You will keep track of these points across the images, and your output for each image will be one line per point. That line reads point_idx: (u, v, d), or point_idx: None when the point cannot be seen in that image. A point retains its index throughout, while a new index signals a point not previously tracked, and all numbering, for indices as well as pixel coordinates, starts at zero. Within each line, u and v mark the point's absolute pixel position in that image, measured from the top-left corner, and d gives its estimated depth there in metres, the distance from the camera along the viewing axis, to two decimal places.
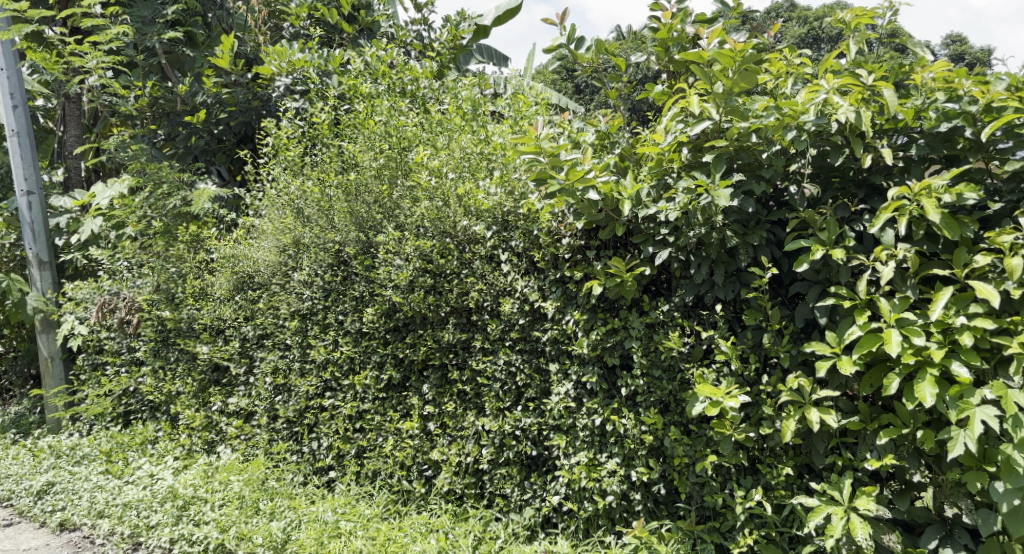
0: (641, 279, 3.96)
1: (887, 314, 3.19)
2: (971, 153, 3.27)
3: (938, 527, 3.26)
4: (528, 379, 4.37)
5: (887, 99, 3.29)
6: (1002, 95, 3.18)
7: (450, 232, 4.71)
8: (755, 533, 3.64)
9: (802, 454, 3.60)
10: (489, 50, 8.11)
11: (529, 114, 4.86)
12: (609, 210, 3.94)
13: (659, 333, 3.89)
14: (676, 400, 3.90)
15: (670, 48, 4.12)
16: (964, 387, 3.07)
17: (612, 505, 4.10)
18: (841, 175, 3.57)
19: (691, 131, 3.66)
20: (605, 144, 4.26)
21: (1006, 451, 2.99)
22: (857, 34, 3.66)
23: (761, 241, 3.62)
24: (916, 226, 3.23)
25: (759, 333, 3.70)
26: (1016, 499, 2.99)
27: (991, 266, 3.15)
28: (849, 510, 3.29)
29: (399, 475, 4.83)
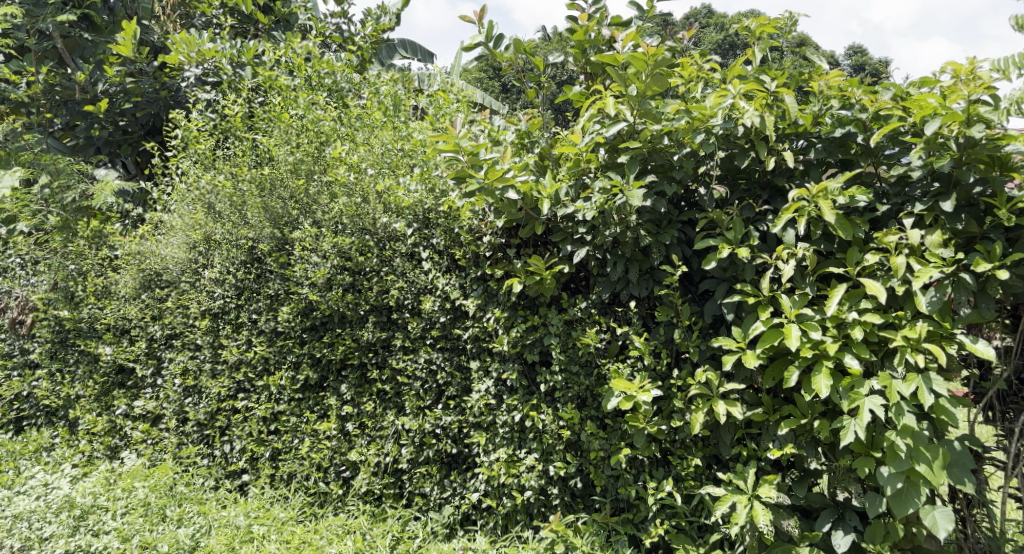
0: (560, 277, 4.01)
1: (788, 310, 3.34)
2: (862, 158, 3.46)
3: (832, 511, 3.43)
4: (449, 377, 4.37)
5: (788, 105, 3.43)
6: (888, 104, 3.38)
7: (369, 229, 4.67)
8: (666, 523, 3.74)
9: (711, 445, 3.71)
10: (414, 46, 8.03)
11: (450, 111, 4.84)
12: (528, 209, 3.97)
13: (577, 330, 3.95)
14: (593, 395, 3.96)
15: (587, 51, 4.19)
16: (855, 378, 3.25)
17: (530, 501, 4.13)
18: (747, 177, 3.70)
19: (607, 132, 3.73)
20: (525, 143, 4.25)
21: (891, 437, 3.18)
22: (761, 42, 3.81)
23: (672, 240, 3.73)
24: (814, 226, 3.38)
25: (671, 329, 3.80)
26: (899, 483, 3.17)
27: (879, 264, 3.33)
28: (753, 498, 3.42)
29: (315, 477, 4.76)
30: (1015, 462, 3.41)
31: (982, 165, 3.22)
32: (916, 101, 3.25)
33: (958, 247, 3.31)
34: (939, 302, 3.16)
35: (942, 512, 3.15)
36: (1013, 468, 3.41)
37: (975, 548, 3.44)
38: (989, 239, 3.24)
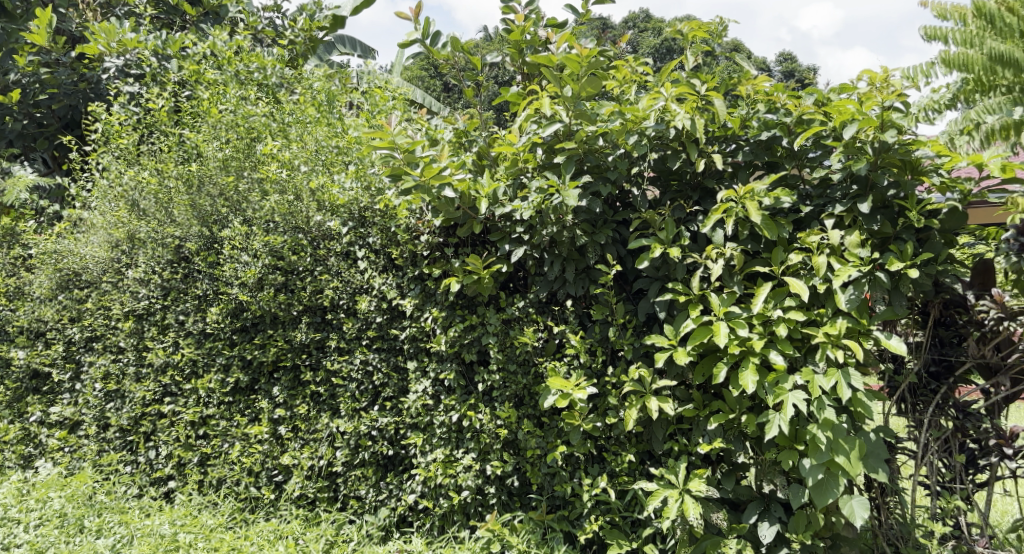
0: (498, 276, 4.00)
1: (717, 308, 3.40)
2: (787, 161, 3.55)
3: (758, 503, 3.52)
4: (385, 378, 4.31)
5: (717, 109, 3.49)
6: (811, 108, 3.46)
7: (302, 227, 4.57)
8: (601, 519, 3.77)
9: (643, 441, 3.76)
10: (354, 41, 7.90)
11: (386, 109, 4.79)
12: (466, 208, 3.95)
13: (515, 329, 3.94)
14: (530, 393, 3.96)
15: (524, 51, 4.19)
16: (780, 374, 3.34)
17: (466, 501, 4.10)
18: (678, 179, 3.76)
19: (544, 132, 3.74)
20: (462, 141, 4.25)
21: (813, 430, 3.28)
22: (694, 47, 3.87)
23: (607, 240, 3.76)
24: (742, 226, 3.46)
25: (606, 327, 3.83)
26: (820, 474, 3.28)
27: (803, 263, 3.43)
28: (683, 492, 3.48)
29: (246, 482, 4.64)
30: (925, 451, 3.56)
31: (895, 168, 3.36)
32: (836, 107, 3.38)
33: (874, 247, 3.44)
34: (857, 300, 3.28)
35: (859, 501, 3.27)
36: (923, 457, 3.56)
37: (888, 534, 3.58)
38: (902, 240, 3.38)
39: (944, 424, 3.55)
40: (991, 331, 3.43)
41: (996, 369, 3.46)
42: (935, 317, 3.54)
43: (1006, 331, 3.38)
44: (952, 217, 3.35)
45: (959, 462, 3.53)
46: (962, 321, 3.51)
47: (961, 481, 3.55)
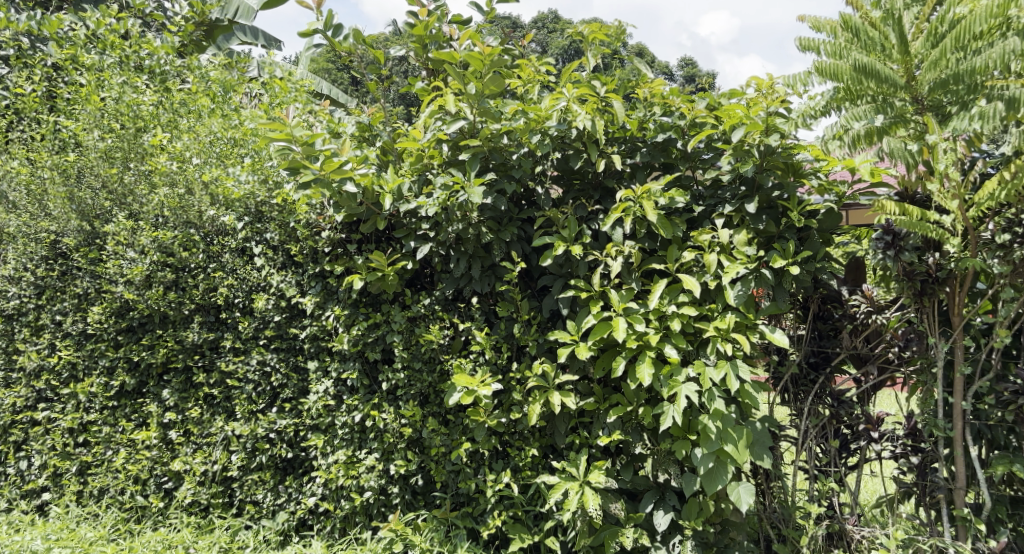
0: (403, 273, 3.98)
1: (616, 304, 3.50)
2: (681, 162, 3.69)
3: (654, 492, 3.65)
4: (285, 379, 4.20)
5: (616, 110, 3.57)
6: (703, 113, 3.64)
7: (194, 222, 4.41)
8: (504, 514, 3.79)
9: (546, 435, 3.82)
10: (255, 31, 7.61)
11: (287, 100, 4.60)
12: (369, 203, 3.90)
13: (420, 326, 3.91)
14: (435, 391, 3.94)
15: (428, 46, 4.16)
16: (674, 367, 3.47)
17: (369, 501, 4.04)
18: (580, 178, 3.84)
19: (448, 129, 3.74)
20: (366, 136, 4.20)
21: (704, 420, 3.43)
22: (594, 48, 3.95)
23: (513, 238, 3.80)
24: (639, 225, 3.57)
25: (511, 324, 3.86)
26: (710, 462, 3.43)
27: (695, 261, 3.59)
28: (584, 484, 3.55)
29: (132, 491, 4.41)
30: (805, 437, 3.79)
31: (778, 171, 3.56)
32: (725, 111, 3.53)
33: (761, 246, 3.63)
34: (744, 296, 3.44)
35: (745, 487, 3.45)
36: (803, 442, 3.79)
37: (772, 517, 3.81)
38: (785, 238, 3.59)
39: (822, 412, 3.79)
40: (862, 324, 3.69)
41: (866, 359, 3.73)
42: (814, 311, 3.79)
43: (874, 324, 3.65)
44: (828, 218, 3.57)
45: (834, 447, 3.77)
46: (837, 315, 3.75)
47: (835, 465, 3.79)
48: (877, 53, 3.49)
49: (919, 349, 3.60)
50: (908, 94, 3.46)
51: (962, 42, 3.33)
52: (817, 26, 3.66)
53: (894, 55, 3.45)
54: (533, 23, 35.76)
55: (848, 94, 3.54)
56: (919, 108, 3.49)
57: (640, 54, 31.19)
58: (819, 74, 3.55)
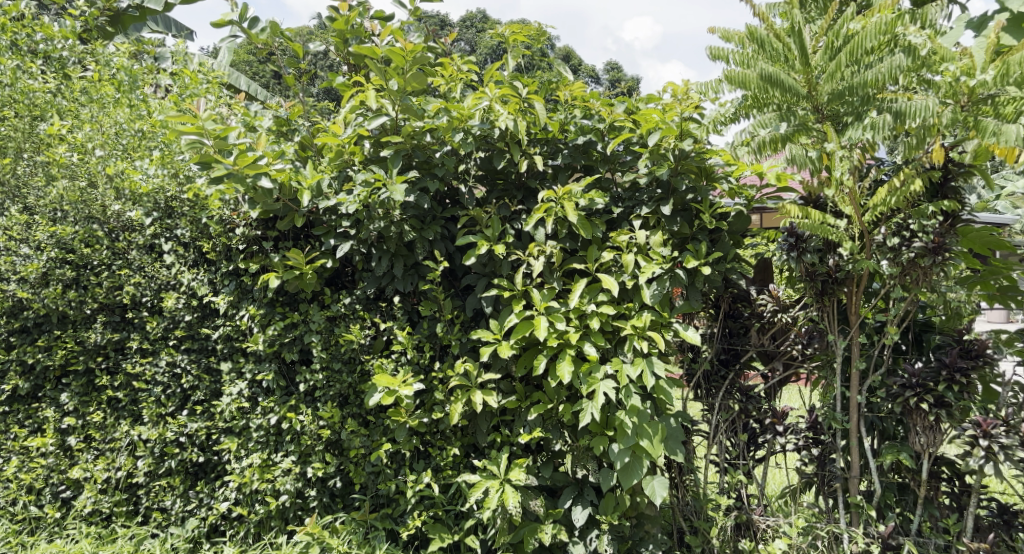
0: (322, 272, 3.90)
1: (538, 303, 3.54)
2: (601, 165, 3.76)
3: (572, 488, 3.71)
4: (196, 381, 4.05)
5: (538, 112, 3.60)
6: (621, 117, 3.71)
7: (97, 217, 4.18)
8: (424, 514, 3.77)
9: (468, 434, 3.82)
10: (167, 21, 7.32)
11: (197, 92, 4.36)
12: (287, 200, 3.81)
13: (340, 326, 3.84)
14: (355, 392, 3.86)
15: (348, 41, 4.12)
16: (592, 365, 3.54)
17: (285, 505, 3.94)
18: (504, 178, 3.87)
19: (369, 125, 3.69)
20: (284, 130, 4.11)
21: (620, 416, 3.51)
22: (514, 50, 3.97)
23: (435, 237, 3.79)
24: (560, 226, 3.61)
25: (434, 324, 3.84)
26: (627, 457, 3.52)
27: (614, 261, 3.68)
28: (504, 482, 3.57)
29: (25, 501, 4.16)
30: (715, 432, 3.96)
31: (693, 174, 3.67)
32: (643, 116, 3.64)
33: (675, 246, 3.74)
34: (660, 295, 3.55)
35: (659, 480, 3.55)
36: (714, 436, 3.96)
37: (685, 510, 3.95)
38: (698, 240, 3.72)
39: (732, 407, 3.93)
40: (768, 322, 3.90)
41: (773, 356, 3.92)
42: (725, 309, 3.94)
43: (780, 321, 3.85)
44: (738, 221, 3.73)
45: (743, 441, 3.94)
46: (746, 313, 3.93)
47: (743, 458, 3.95)
48: (781, 64, 3.64)
49: (821, 346, 3.78)
50: (810, 103, 3.60)
51: (855, 57, 3.50)
52: (726, 36, 3.75)
53: (797, 66, 3.58)
54: (457, 22, 35.74)
55: (755, 101, 3.67)
56: (820, 117, 3.62)
57: (564, 57, 31.58)
58: (728, 81, 3.65)
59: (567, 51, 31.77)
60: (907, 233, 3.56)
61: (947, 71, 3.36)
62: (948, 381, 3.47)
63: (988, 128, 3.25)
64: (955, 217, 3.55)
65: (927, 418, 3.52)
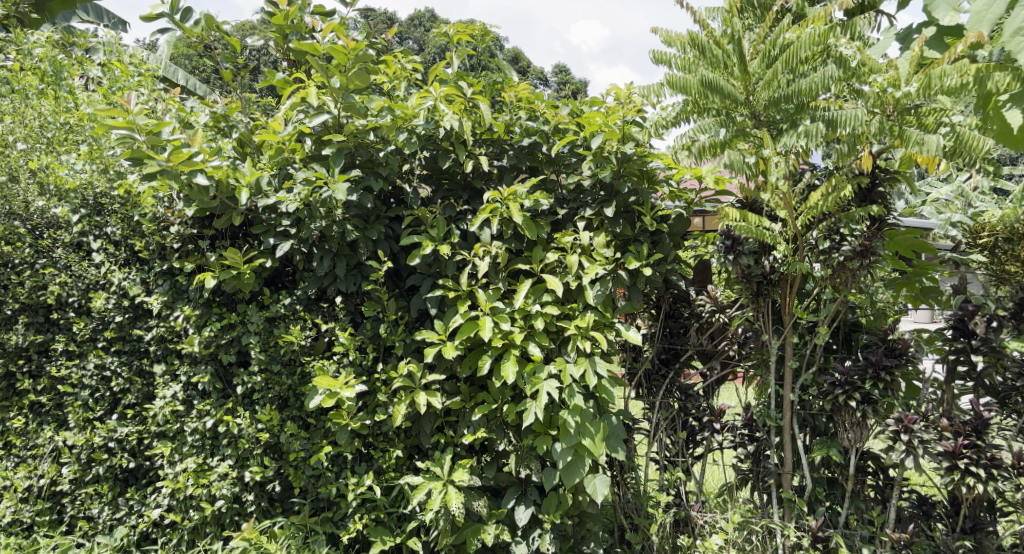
0: (261, 272, 3.82)
1: (483, 304, 3.53)
2: (547, 166, 3.79)
3: (516, 488, 3.72)
4: (127, 384, 3.91)
5: (483, 112, 3.59)
6: (566, 119, 3.74)
7: (19, 214, 4.00)
8: (365, 517, 3.71)
9: (411, 436, 3.79)
10: (98, 9, 7.01)
11: (127, 86, 4.15)
12: (224, 197, 3.73)
13: (280, 327, 3.76)
14: (295, 394, 3.78)
15: (288, 36, 4.03)
16: (536, 365, 3.55)
17: (221, 510, 3.83)
18: (449, 178, 3.86)
19: (310, 122, 3.64)
20: (222, 126, 4.00)
21: (564, 415, 3.53)
22: (458, 49, 3.95)
23: (379, 236, 3.75)
24: (505, 227, 3.62)
25: (377, 324, 3.80)
26: (569, 456, 3.54)
27: (558, 262, 3.70)
28: (447, 483, 3.55)
29: None
30: (656, 429, 4.03)
31: (634, 177, 3.74)
32: (586, 119, 3.65)
33: (617, 248, 3.79)
34: (603, 295, 3.59)
35: (600, 479, 3.59)
36: (654, 435, 4.04)
37: (626, 507, 4.02)
38: (639, 241, 3.77)
39: (672, 404, 4.02)
40: (707, 322, 3.99)
41: (711, 355, 4.03)
42: (665, 310, 4.01)
43: (717, 322, 3.95)
44: (678, 223, 3.82)
45: (682, 438, 4.03)
46: (686, 314, 4.01)
47: (682, 455, 4.04)
48: (720, 70, 3.73)
49: (755, 346, 3.92)
50: (747, 109, 3.73)
51: (791, 66, 3.62)
52: (668, 40, 3.83)
53: (735, 72, 3.69)
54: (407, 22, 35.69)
55: (695, 106, 3.77)
56: (757, 123, 3.75)
57: (512, 58, 31.77)
58: (670, 86, 3.73)
59: (516, 53, 31.93)
60: (838, 236, 3.69)
61: (875, 82, 3.48)
62: (875, 379, 3.59)
63: (912, 137, 3.41)
64: (881, 222, 3.71)
65: (855, 415, 3.64)
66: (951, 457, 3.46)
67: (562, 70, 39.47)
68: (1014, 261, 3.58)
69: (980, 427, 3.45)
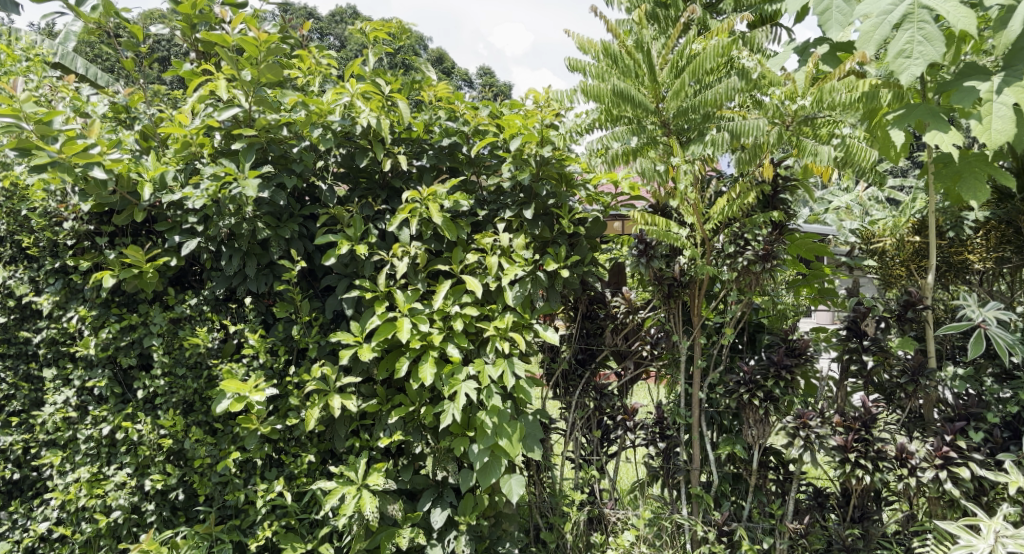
0: (165, 271, 3.65)
1: (401, 305, 3.49)
2: (467, 167, 3.79)
3: (432, 490, 3.70)
4: (12, 390, 3.65)
5: (401, 111, 3.54)
6: (486, 120, 3.76)
7: None
8: (275, 524, 3.58)
9: (325, 440, 3.70)
10: None
11: (13, 69, 3.87)
12: (124, 192, 3.54)
13: (185, 329, 3.59)
14: (201, 399, 3.62)
15: (196, 27, 3.87)
16: (455, 366, 3.54)
17: (117, 522, 3.62)
18: (367, 177, 3.81)
19: (219, 116, 3.50)
20: (123, 118, 3.82)
21: (481, 416, 3.54)
22: (375, 46, 3.87)
23: (293, 235, 3.64)
24: (425, 227, 3.60)
25: (290, 326, 3.69)
26: (486, 457, 3.55)
27: (478, 263, 3.71)
28: (361, 488, 3.49)
29: None
30: (572, 429, 4.12)
31: (553, 180, 3.79)
32: (506, 121, 3.67)
33: (536, 250, 3.84)
34: (522, 297, 3.62)
35: (516, 479, 3.62)
36: (570, 433, 4.12)
37: (542, 506, 4.07)
38: (558, 243, 3.83)
39: (587, 404, 4.11)
40: (622, 322, 4.10)
41: (625, 355, 4.12)
42: (582, 311, 4.09)
43: (632, 322, 4.09)
44: (594, 226, 3.89)
45: (596, 437, 4.12)
46: (602, 315, 4.10)
47: (597, 453, 4.13)
48: (632, 79, 3.80)
49: (667, 346, 4.04)
50: (656, 118, 3.82)
51: (697, 76, 3.73)
52: (581, 47, 3.90)
53: (646, 82, 3.77)
54: (331, 18, 35.12)
55: (609, 115, 3.87)
56: (667, 131, 3.86)
57: (436, 59, 31.69)
58: (583, 93, 3.81)
59: (440, 53, 31.88)
60: (742, 242, 3.85)
61: (774, 95, 3.64)
62: (776, 377, 3.77)
63: (808, 148, 3.60)
64: (782, 227, 3.86)
65: (758, 412, 3.81)
66: (842, 451, 3.68)
67: (485, 72, 39.64)
68: (900, 266, 3.90)
69: (868, 422, 3.67)
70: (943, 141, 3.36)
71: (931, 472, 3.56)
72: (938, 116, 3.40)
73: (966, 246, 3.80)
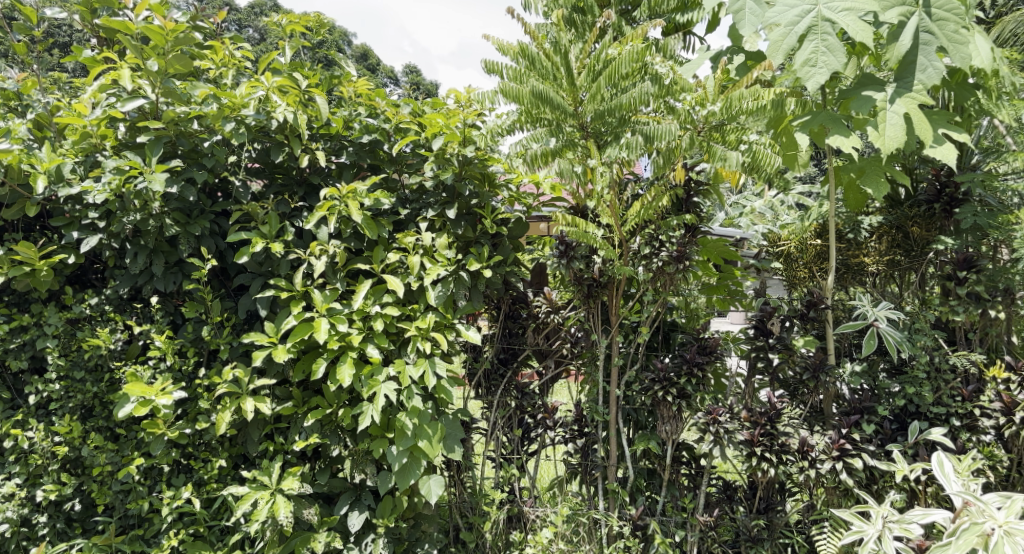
0: (62, 269, 3.44)
1: (319, 305, 3.42)
2: (388, 165, 3.75)
3: (349, 493, 3.63)
4: None
5: (319, 106, 3.47)
6: (406, 119, 3.71)
7: None
8: (182, 533, 3.42)
9: (237, 444, 3.56)
10: None
11: None
12: (15, 184, 3.33)
13: (84, 330, 3.40)
14: (102, 403, 3.43)
15: (97, 12, 3.67)
16: (374, 367, 3.49)
17: (5, 536, 3.38)
18: (283, 173, 3.68)
19: (122, 107, 3.31)
20: (14, 105, 3.58)
21: (401, 417, 3.50)
22: (292, 40, 3.75)
23: (203, 232, 3.48)
24: (344, 225, 3.52)
25: (200, 326, 3.53)
26: (405, 458, 3.51)
27: (400, 263, 3.67)
28: (275, 493, 3.39)
29: None
30: (493, 428, 4.14)
31: (476, 180, 3.78)
32: (427, 119, 3.66)
33: (458, 249, 3.83)
34: (444, 296, 3.59)
35: (435, 479, 3.59)
36: (491, 432, 4.14)
37: (462, 506, 4.09)
38: (480, 243, 3.84)
39: (508, 403, 4.15)
40: (542, 322, 4.15)
41: (546, 354, 4.19)
42: (505, 311, 4.12)
43: (552, 321, 4.12)
44: (516, 227, 3.93)
45: (517, 436, 4.16)
46: (524, 314, 4.15)
47: (517, 452, 4.17)
48: (550, 81, 3.84)
49: (586, 344, 4.12)
50: (575, 121, 3.86)
51: (614, 81, 3.79)
52: (501, 48, 3.89)
53: (564, 84, 3.82)
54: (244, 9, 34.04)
55: (529, 116, 3.88)
56: (585, 134, 3.89)
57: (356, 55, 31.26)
58: (504, 94, 3.81)
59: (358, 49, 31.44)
60: (657, 243, 3.94)
61: (685, 101, 3.75)
62: (688, 375, 3.92)
63: (717, 153, 3.76)
64: (695, 230, 4.02)
65: (671, 408, 3.95)
66: (749, 445, 3.83)
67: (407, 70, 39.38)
68: (804, 267, 4.14)
69: (773, 417, 3.85)
70: (844, 143, 3.50)
71: (829, 463, 3.75)
72: (839, 122, 3.56)
73: (862, 249, 4.08)
